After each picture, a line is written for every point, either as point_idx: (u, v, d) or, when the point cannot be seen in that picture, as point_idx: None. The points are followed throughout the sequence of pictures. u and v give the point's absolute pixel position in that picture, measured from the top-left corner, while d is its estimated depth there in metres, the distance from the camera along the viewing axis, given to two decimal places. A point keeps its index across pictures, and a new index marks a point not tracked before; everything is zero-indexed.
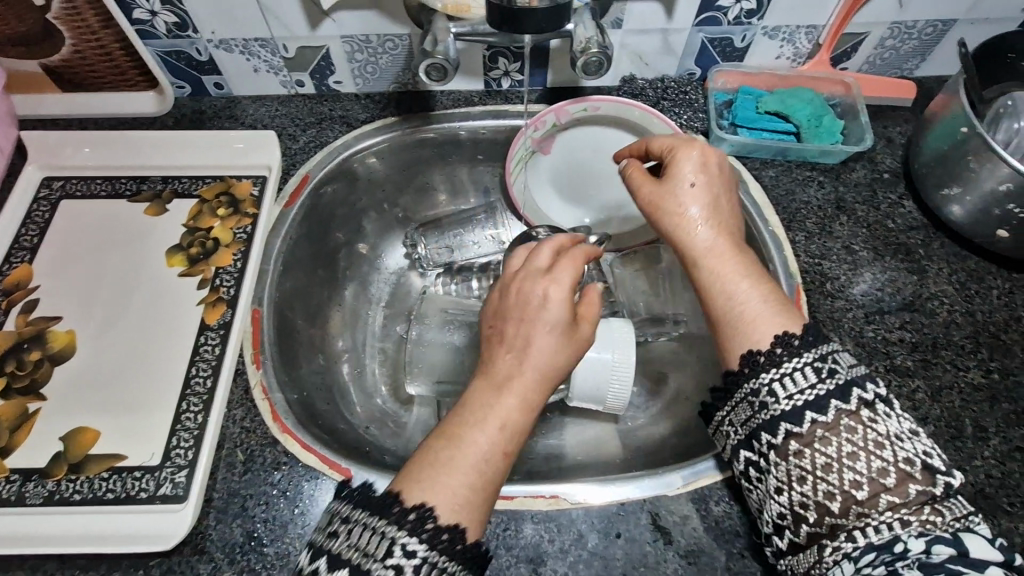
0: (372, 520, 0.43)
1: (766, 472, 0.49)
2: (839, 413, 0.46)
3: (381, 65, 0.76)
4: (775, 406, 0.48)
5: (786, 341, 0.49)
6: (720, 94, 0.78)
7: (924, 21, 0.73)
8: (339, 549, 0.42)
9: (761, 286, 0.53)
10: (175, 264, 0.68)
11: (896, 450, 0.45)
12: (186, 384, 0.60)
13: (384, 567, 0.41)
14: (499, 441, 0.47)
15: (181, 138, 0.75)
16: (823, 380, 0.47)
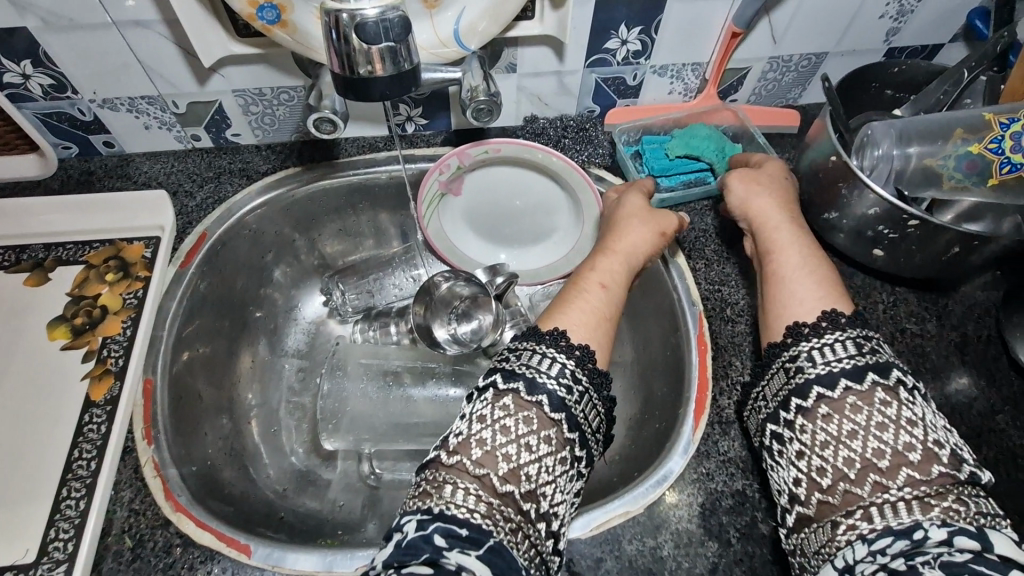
0: (541, 347, 0.51)
1: (790, 441, 0.48)
2: (875, 385, 0.46)
3: (279, 115, 0.75)
4: (810, 370, 0.48)
5: (832, 318, 0.50)
6: (628, 146, 0.81)
7: (799, 55, 0.77)
8: (512, 366, 0.50)
9: (820, 272, 0.55)
10: (58, 337, 0.64)
11: (927, 431, 0.44)
12: (67, 469, 0.56)
13: (555, 380, 0.49)
14: (606, 297, 0.59)
15: (60, 202, 0.71)
16: (862, 354, 0.47)
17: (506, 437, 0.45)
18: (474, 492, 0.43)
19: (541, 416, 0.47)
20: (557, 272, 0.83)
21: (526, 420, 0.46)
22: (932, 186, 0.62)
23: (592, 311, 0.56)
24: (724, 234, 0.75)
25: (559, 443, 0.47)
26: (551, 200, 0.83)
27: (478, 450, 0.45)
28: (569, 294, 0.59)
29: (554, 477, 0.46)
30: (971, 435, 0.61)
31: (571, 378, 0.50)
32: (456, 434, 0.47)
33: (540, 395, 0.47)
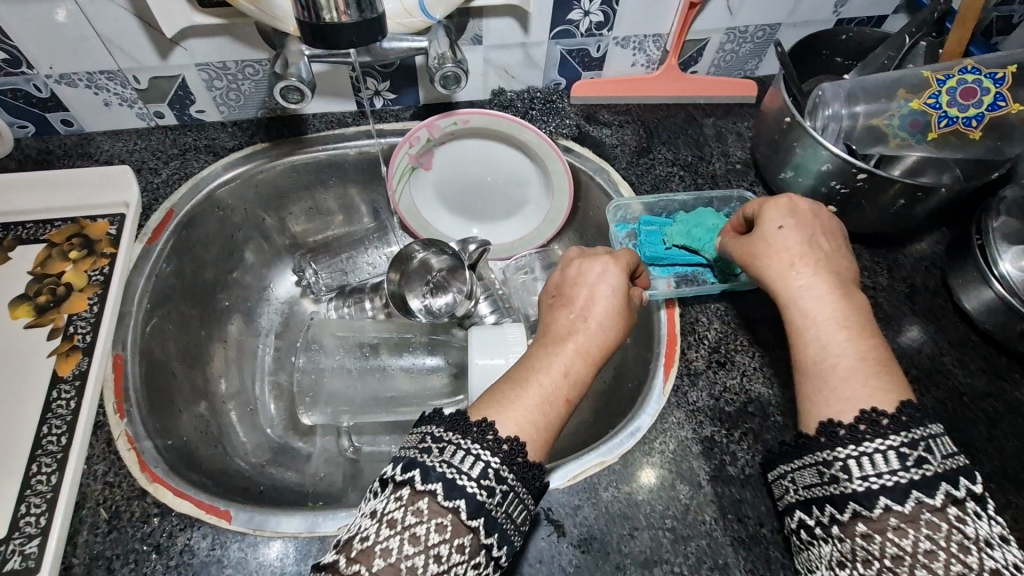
0: (464, 440, 0.43)
1: (824, 542, 0.44)
2: (920, 506, 0.41)
3: (244, 91, 0.75)
4: (846, 483, 0.43)
5: (871, 418, 0.44)
6: (622, 225, 0.76)
7: (755, 26, 0.80)
8: (432, 463, 0.42)
9: (864, 347, 0.48)
10: (20, 316, 0.62)
11: (985, 557, 0.38)
12: (37, 444, 0.55)
13: (476, 483, 0.41)
14: (564, 387, 0.50)
15: (20, 180, 0.70)
16: (907, 468, 0.42)
17: (415, 547, 0.39)
18: None
19: (456, 523, 0.40)
20: (530, 242, 0.86)
21: (439, 527, 0.40)
22: (880, 144, 0.66)
23: (536, 412, 0.47)
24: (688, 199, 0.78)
25: (473, 549, 0.40)
26: (522, 172, 0.84)
27: (381, 561, 0.39)
28: (513, 383, 0.50)
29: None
30: (922, 378, 0.65)
31: (495, 477, 0.42)
32: (360, 536, 0.40)
33: (458, 500, 0.40)
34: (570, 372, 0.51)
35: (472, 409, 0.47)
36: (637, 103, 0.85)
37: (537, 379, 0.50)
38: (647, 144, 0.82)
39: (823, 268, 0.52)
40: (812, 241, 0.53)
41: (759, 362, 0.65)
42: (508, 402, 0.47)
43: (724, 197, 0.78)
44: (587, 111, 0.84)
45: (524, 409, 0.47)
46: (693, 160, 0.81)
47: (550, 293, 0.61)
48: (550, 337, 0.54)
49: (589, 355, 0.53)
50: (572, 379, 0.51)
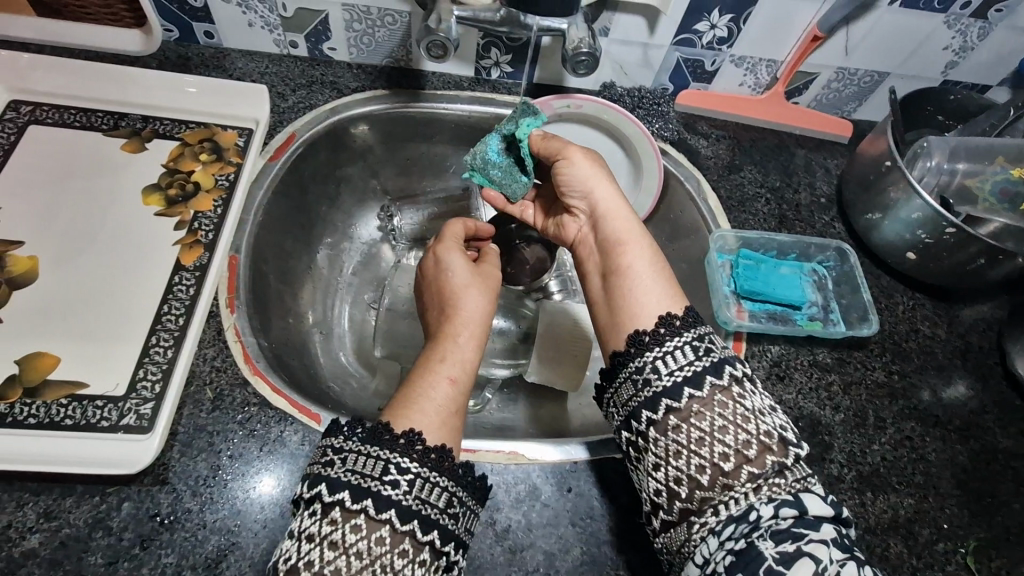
0: (368, 447, 0.45)
1: (646, 452, 0.48)
2: (713, 389, 0.47)
3: (377, 37, 0.79)
4: (656, 382, 0.48)
5: (669, 322, 0.50)
6: (720, 254, 0.77)
7: (864, 71, 0.83)
8: (335, 473, 0.44)
9: (643, 265, 0.55)
10: (152, 203, 0.68)
11: (761, 423, 0.46)
12: (157, 320, 0.60)
13: (383, 481, 0.44)
14: (450, 370, 0.54)
15: (165, 78, 0.75)
16: (699, 358, 0.48)
17: (334, 552, 0.42)
18: None
19: (370, 520, 0.43)
20: None
21: (353, 528, 0.43)
22: (970, 204, 0.70)
23: (436, 401, 0.51)
24: (770, 220, 0.81)
25: (394, 539, 0.43)
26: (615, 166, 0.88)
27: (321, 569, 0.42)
28: (413, 381, 0.53)
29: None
30: (963, 428, 0.68)
31: (406, 479, 0.45)
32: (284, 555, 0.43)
33: (388, 511, 0.43)
34: (463, 363, 0.55)
35: (380, 417, 0.49)
36: (735, 122, 0.88)
37: (422, 376, 0.53)
38: (738, 162, 0.85)
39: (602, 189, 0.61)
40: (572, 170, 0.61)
41: (812, 382, 0.69)
42: (408, 405, 0.50)
43: (821, 245, 0.78)
44: (687, 120, 0.87)
45: (424, 409, 0.50)
46: (780, 186, 0.84)
47: (423, 287, 0.67)
48: (440, 337, 0.58)
49: (476, 334, 0.59)
50: (456, 362, 0.55)
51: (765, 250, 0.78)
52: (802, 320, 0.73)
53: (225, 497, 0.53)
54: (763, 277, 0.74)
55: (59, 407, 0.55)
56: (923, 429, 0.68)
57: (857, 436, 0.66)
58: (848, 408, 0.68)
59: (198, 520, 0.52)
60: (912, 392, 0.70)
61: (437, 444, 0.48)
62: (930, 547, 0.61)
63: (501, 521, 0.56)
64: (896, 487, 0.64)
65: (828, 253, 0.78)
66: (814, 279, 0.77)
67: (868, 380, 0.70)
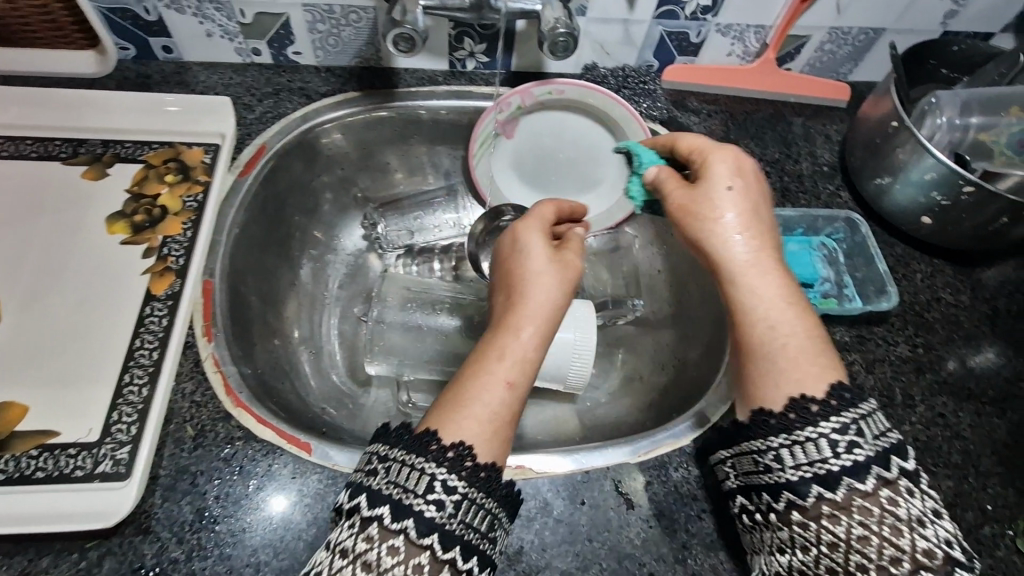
0: (410, 457, 0.44)
1: (769, 526, 0.48)
2: (879, 482, 0.44)
3: (343, 37, 0.74)
4: (779, 472, 0.47)
5: (839, 394, 0.47)
6: None
7: (859, 29, 0.79)
8: (377, 485, 0.43)
9: (807, 327, 0.50)
10: (117, 232, 0.64)
11: (915, 537, 0.43)
12: (129, 356, 0.56)
13: (423, 501, 0.42)
14: (505, 371, 0.49)
15: (123, 98, 0.70)
16: (861, 447, 0.45)
17: (368, 573, 0.40)
18: None
19: (408, 545, 0.41)
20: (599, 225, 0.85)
21: (392, 549, 0.41)
22: (987, 159, 0.66)
23: (487, 412, 0.47)
24: (772, 195, 0.77)
25: (433, 569, 0.41)
26: (604, 151, 0.84)
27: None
28: (462, 386, 0.49)
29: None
30: (997, 400, 0.64)
31: (444, 489, 0.43)
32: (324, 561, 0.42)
33: (405, 520, 0.41)
34: (521, 357, 0.51)
35: (421, 422, 0.47)
36: (727, 95, 0.84)
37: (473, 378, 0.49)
38: (733, 137, 0.81)
39: (759, 236, 0.54)
40: (746, 204, 0.55)
41: None
42: (456, 410, 0.47)
43: (829, 216, 0.73)
44: (676, 97, 0.83)
45: (475, 418, 0.47)
46: (780, 158, 0.80)
47: (496, 260, 0.61)
48: (496, 329, 0.53)
49: (541, 331, 0.53)
50: (515, 362, 0.50)
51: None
52: (816, 298, 0.67)
53: (214, 542, 0.49)
54: None
55: (29, 460, 0.51)
56: (955, 404, 0.64)
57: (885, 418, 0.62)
58: (873, 388, 0.64)
59: (187, 570, 0.48)
60: (939, 365, 0.66)
61: (488, 463, 0.46)
62: (973, 531, 0.57)
63: (513, 542, 0.52)
64: (931, 468, 0.60)
65: (836, 225, 0.73)
66: (824, 254, 0.71)
67: (892, 356, 0.66)
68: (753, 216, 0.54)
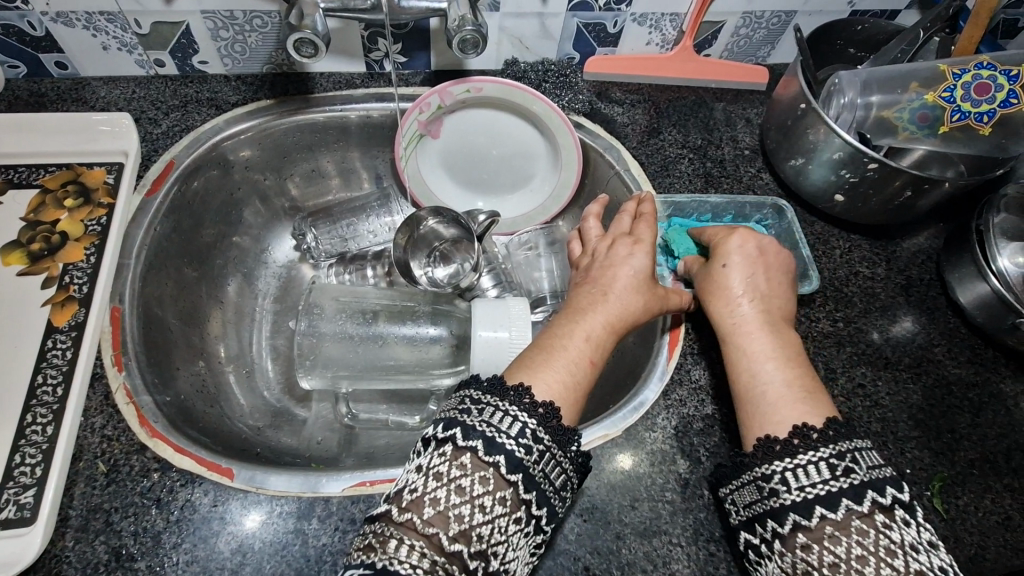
0: (504, 402, 0.45)
1: (768, 558, 0.45)
2: (874, 506, 0.42)
3: (250, 43, 0.72)
4: (784, 495, 0.44)
5: (803, 434, 0.46)
6: None
7: (770, 12, 0.80)
8: (472, 421, 0.43)
9: (789, 376, 0.51)
10: (13, 262, 0.61)
11: (910, 560, 0.40)
12: (32, 394, 0.53)
13: (514, 439, 0.43)
14: (586, 351, 0.52)
15: (13, 120, 0.67)
16: (837, 477, 0.43)
17: (461, 497, 0.41)
18: (420, 548, 0.39)
19: (497, 477, 0.42)
20: (533, 220, 0.85)
21: (481, 480, 0.41)
22: (890, 135, 0.68)
23: (568, 379, 0.49)
24: (697, 181, 0.78)
25: (514, 503, 0.42)
26: (533, 147, 0.83)
27: (431, 509, 0.40)
28: (551, 353, 0.51)
29: (506, 537, 0.42)
30: (914, 366, 0.67)
31: (532, 436, 0.44)
32: (408, 487, 0.42)
33: (497, 455, 0.42)
34: (590, 338, 0.53)
35: (507, 377, 0.49)
36: (649, 84, 0.85)
37: (564, 345, 0.52)
38: (657, 125, 0.82)
39: (759, 306, 0.55)
40: (755, 275, 0.57)
41: None
42: (543, 371, 0.49)
43: (757, 204, 0.76)
44: (599, 88, 0.83)
45: (560, 382, 0.48)
46: (703, 143, 0.81)
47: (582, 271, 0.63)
48: (571, 310, 0.56)
49: (613, 320, 0.55)
50: (572, 356, 0.51)
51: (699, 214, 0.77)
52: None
53: None
54: None
55: None
56: (873, 373, 0.66)
57: None
58: None
59: None
60: (859, 336, 0.68)
61: (570, 425, 0.47)
62: None
63: None
64: None
65: (765, 211, 0.77)
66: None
67: (813, 332, 0.68)
68: (756, 288, 0.56)
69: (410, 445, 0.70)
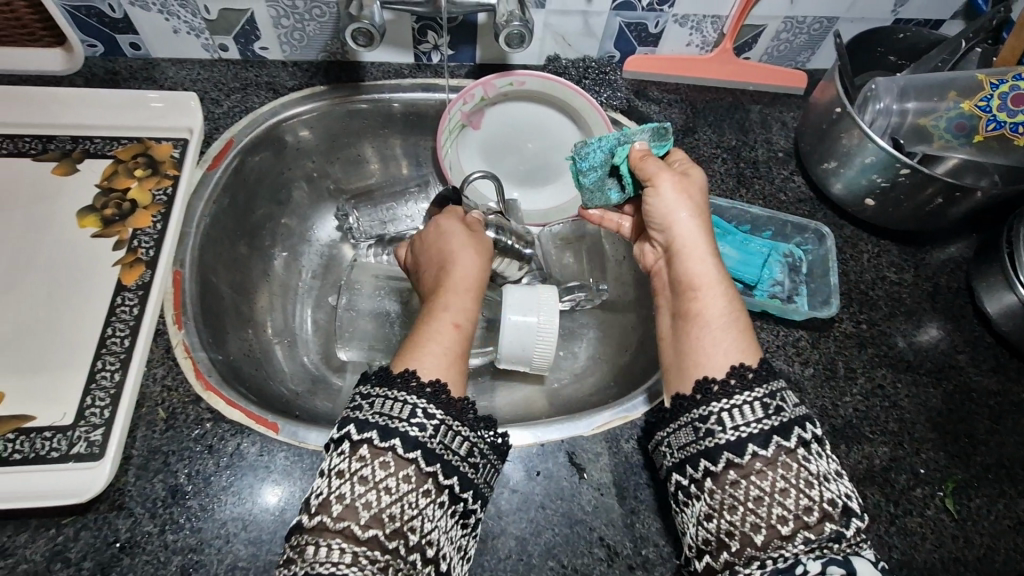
0: (391, 391, 0.48)
1: (698, 498, 0.48)
2: (799, 441, 0.47)
3: (309, 32, 0.76)
4: (718, 435, 0.48)
5: (740, 373, 0.50)
6: None
7: (812, 18, 0.81)
8: (363, 415, 0.47)
9: (725, 302, 0.54)
10: (88, 225, 0.66)
11: (824, 489, 0.45)
12: (101, 344, 0.58)
13: (408, 422, 0.46)
14: (459, 327, 0.55)
15: (91, 95, 0.72)
16: (768, 416, 0.47)
17: (365, 486, 0.44)
18: (339, 545, 0.42)
19: (397, 459, 0.45)
20: (564, 213, 0.89)
21: (382, 465, 0.45)
22: (925, 142, 0.69)
23: (447, 353, 0.52)
24: (729, 180, 0.79)
25: (420, 479, 0.45)
26: (568, 140, 0.86)
27: (339, 506, 0.44)
28: (424, 332, 0.53)
29: (420, 509, 0.45)
30: (934, 371, 0.67)
31: (425, 415, 0.47)
32: (317, 493, 0.45)
33: (392, 439, 0.45)
34: (462, 314, 0.56)
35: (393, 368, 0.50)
36: (687, 84, 0.87)
37: (439, 334, 0.53)
38: (693, 124, 0.84)
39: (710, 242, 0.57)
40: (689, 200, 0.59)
41: (781, 342, 0.67)
42: (420, 349, 0.51)
43: (800, 225, 0.74)
44: (637, 86, 0.85)
45: (439, 355, 0.51)
46: (737, 145, 0.83)
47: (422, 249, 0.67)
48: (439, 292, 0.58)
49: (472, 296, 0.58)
50: (447, 331, 0.54)
51: (738, 224, 0.75)
52: (762, 296, 0.69)
53: (185, 516, 0.52)
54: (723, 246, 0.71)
55: (6, 443, 0.53)
56: (894, 375, 0.67)
57: (828, 390, 0.65)
58: (818, 362, 0.66)
59: (159, 542, 0.51)
60: (882, 339, 0.69)
61: (459, 397, 0.50)
62: (907, 492, 0.60)
63: None
64: (870, 436, 0.63)
65: (806, 236, 0.74)
66: (786, 260, 0.72)
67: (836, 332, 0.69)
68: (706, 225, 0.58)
69: None
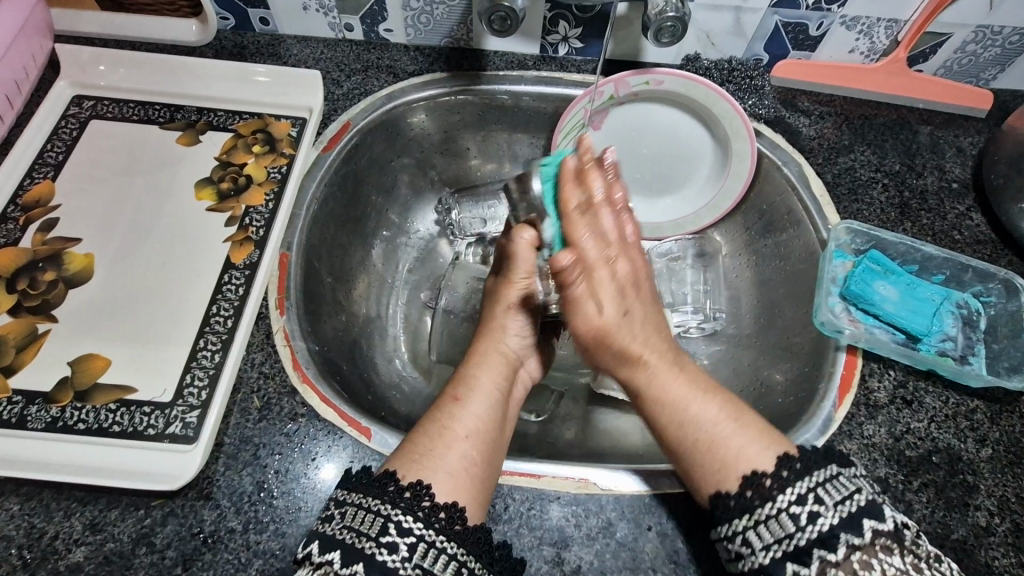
0: (367, 500, 0.42)
1: None
2: (849, 549, 0.40)
3: (436, 16, 0.72)
4: (752, 558, 0.43)
5: (756, 481, 0.44)
6: (838, 254, 0.66)
7: (1012, 28, 0.68)
8: (332, 529, 0.41)
9: (700, 384, 0.50)
10: (204, 198, 0.65)
11: None
12: (205, 322, 0.57)
13: (376, 544, 0.40)
14: (483, 435, 0.49)
15: (220, 69, 0.72)
16: (801, 528, 0.41)
17: None
18: None
19: None
20: (682, 228, 0.79)
21: None
22: None
23: (461, 462, 0.46)
24: (890, 211, 0.68)
25: None
26: (697, 151, 0.77)
27: None
28: (433, 431, 0.48)
29: None
30: None
31: (399, 531, 0.41)
32: None
33: (355, 565, 0.39)
34: (483, 420, 0.50)
35: (386, 464, 0.46)
36: (844, 96, 0.76)
37: (462, 424, 0.49)
38: (848, 142, 0.73)
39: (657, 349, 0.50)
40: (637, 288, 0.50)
41: (950, 410, 0.56)
42: (428, 457, 0.46)
43: (983, 272, 0.62)
44: (784, 96, 0.76)
45: (453, 465, 0.46)
46: (901, 169, 0.71)
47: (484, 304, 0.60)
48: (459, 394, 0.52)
49: (493, 395, 0.52)
50: (472, 437, 0.48)
51: (902, 263, 0.65)
52: (928, 352, 0.59)
53: (270, 517, 0.49)
54: (886, 288, 0.62)
55: (104, 414, 0.52)
56: None
57: (1011, 479, 0.53)
58: (999, 442, 0.55)
59: (242, 541, 0.48)
60: None
61: (447, 501, 0.43)
62: None
63: (570, 561, 0.49)
64: None
65: (991, 285, 0.62)
66: (960, 313, 0.61)
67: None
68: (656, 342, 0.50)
69: (530, 439, 0.67)
